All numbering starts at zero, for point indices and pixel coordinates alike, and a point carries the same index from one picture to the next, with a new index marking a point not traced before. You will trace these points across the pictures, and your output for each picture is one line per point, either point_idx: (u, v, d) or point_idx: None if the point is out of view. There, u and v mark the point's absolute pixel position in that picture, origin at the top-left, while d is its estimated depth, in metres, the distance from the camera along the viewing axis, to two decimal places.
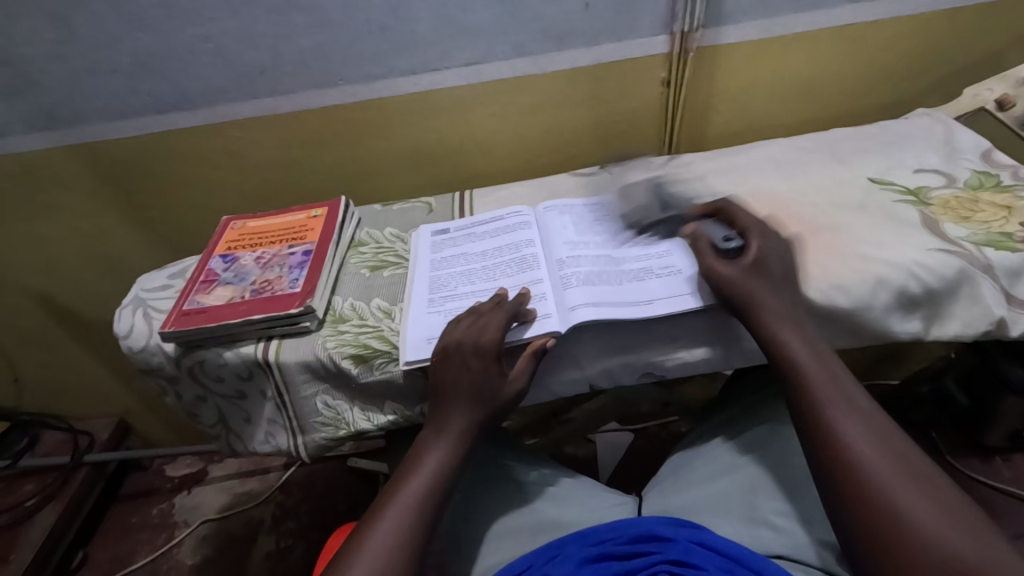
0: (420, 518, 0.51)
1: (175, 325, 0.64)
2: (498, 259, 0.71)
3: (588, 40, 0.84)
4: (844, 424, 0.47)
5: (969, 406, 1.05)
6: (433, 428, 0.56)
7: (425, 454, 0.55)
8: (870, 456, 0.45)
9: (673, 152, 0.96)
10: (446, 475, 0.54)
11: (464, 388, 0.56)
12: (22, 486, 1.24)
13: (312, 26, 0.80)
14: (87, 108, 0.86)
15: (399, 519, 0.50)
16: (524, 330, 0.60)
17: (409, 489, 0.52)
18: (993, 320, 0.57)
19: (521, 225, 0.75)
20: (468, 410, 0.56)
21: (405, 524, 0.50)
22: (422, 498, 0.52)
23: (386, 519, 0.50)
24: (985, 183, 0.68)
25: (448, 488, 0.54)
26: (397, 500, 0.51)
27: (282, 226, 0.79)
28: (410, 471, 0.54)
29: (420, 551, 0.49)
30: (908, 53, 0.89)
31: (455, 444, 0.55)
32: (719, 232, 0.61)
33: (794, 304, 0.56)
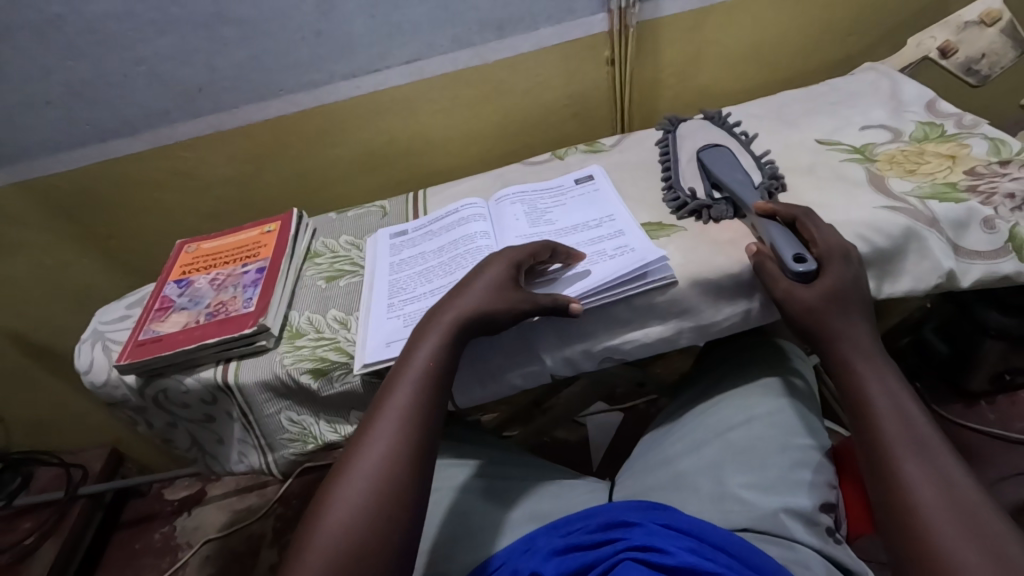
0: (414, 419, 0.50)
1: (132, 357, 0.64)
2: (450, 256, 0.70)
3: (526, 26, 0.82)
4: (874, 408, 0.47)
5: (948, 354, 1.05)
6: (420, 335, 0.56)
7: (412, 356, 0.54)
8: (906, 456, 0.43)
9: (627, 131, 0.95)
10: (437, 374, 0.53)
11: (462, 292, 0.57)
12: (20, 525, 1.24)
13: (244, 39, 0.79)
14: (29, 143, 0.84)
15: (392, 421, 0.50)
16: (566, 271, 0.62)
17: (399, 393, 0.51)
18: (943, 273, 0.57)
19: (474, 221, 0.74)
20: (457, 312, 0.55)
21: (399, 425, 0.49)
22: (419, 382, 0.52)
23: (380, 422, 0.50)
24: (930, 134, 0.67)
25: (441, 389, 0.53)
26: (388, 405, 0.51)
27: (236, 245, 0.78)
28: (399, 377, 0.53)
29: (417, 447, 0.49)
30: (852, 8, 0.88)
31: (442, 344, 0.54)
32: (790, 249, 0.55)
33: (869, 325, 0.52)
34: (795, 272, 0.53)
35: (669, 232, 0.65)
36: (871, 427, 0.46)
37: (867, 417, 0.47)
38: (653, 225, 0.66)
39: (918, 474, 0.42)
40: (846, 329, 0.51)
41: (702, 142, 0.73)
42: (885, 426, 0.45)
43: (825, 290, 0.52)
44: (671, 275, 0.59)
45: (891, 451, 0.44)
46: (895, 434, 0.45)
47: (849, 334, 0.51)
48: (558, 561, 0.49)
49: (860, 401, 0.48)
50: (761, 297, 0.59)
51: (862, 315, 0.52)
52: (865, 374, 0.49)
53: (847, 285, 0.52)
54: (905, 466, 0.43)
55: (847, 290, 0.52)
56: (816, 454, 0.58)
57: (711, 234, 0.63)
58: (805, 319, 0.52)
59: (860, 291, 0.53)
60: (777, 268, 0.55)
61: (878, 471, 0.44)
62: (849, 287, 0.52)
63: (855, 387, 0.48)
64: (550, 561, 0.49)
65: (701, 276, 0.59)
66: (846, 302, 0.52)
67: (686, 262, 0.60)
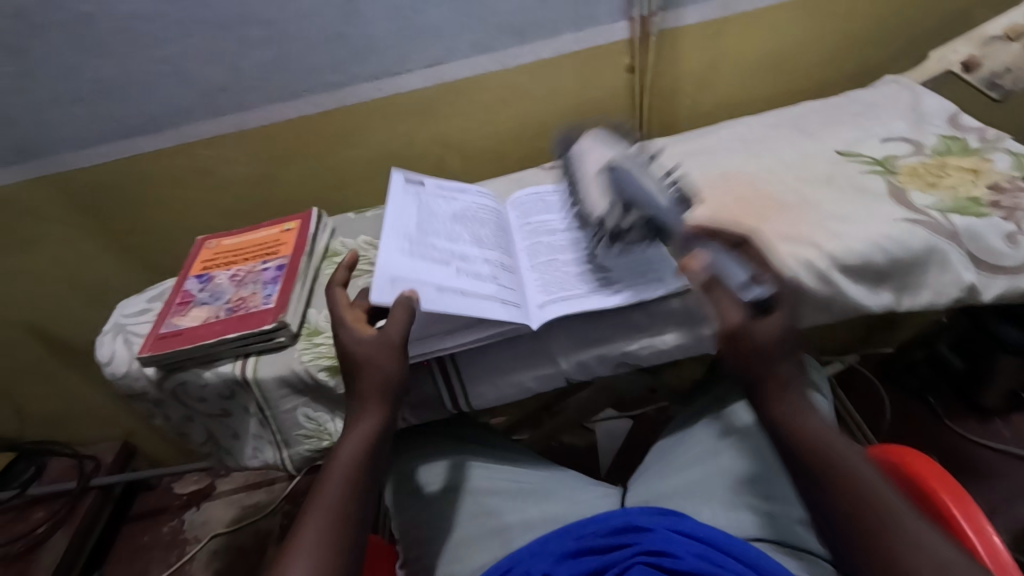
0: (340, 520, 0.50)
1: (153, 350, 0.65)
2: (443, 250, 0.61)
3: (547, 31, 0.83)
4: (855, 491, 0.46)
5: (963, 368, 1.04)
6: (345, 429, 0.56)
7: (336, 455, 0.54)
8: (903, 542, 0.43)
9: (644, 138, 0.95)
10: (360, 469, 0.54)
11: (361, 365, 0.56)
12: (32, 515, 1.26)
13: (269, 40, 0.80)
14: (56, 138, 0.86)
15: (326, 511, 0.50)
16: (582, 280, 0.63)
17: (331, 482, 0.52)
18: (964, 286, 0.57)
19: (444, 215, 0.67)
20: (372, 399, 0.55)
21: (333, 513, 0.50)
22: (354, 468, 0.53)
23: (303, 531, 0.49)
24: (952, 148, 0.67)
25: (371, 472, 0.54)
26: (322, 496, 0.52)
27: (256, 242, 0.79)
28: (329, 467, 0.54)
29: (346, 547, 0.49)
30: (873, 20, 0.89)
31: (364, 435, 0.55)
32: (738, 274, 0.57)
33: None
34: (746, 296, 0.56)
35: None
36: (848, 502, 0.46)
37: (848, 493, 0.46)
38: None
39: (915, 540, 0.42)
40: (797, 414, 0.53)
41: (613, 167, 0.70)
42: (871, 498, 0.45)
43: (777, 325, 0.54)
44: (686, 285, 0.58)
45: (886, 523, 0.44)
46: (876, 507, 0.45)
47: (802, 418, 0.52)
48: (570, 564, 0.50)
49: (833, 479, 0.48)
50: None
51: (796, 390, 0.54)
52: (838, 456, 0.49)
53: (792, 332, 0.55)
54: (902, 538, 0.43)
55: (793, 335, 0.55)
56: None
57: (732, 242, 0.62)
58: (755, 357, 0.54)
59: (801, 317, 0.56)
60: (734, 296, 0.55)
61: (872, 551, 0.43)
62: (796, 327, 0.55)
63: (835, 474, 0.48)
64: (562, 564, 0.50)
65: (717, 284, 0.58)
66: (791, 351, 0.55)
67: (702, 271, 0.60)
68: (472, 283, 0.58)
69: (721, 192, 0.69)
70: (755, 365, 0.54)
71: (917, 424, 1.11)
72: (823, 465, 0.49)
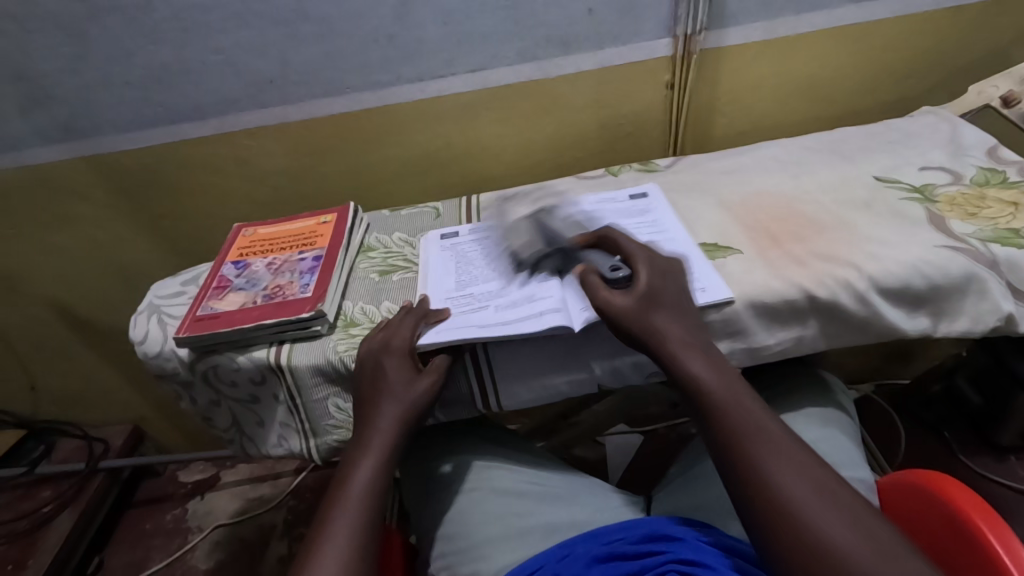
0: (358, 539, 0.50)
1: (189, 331, 0.65)
2: (489, 292, 0.66)
3: (592, 44, 0.84)
4: (749, 432, 0.47)
5: (980, 403, 1.01)
6: (359, 449, 0.57)
7: (350, 479, 0.54)
8: (786, 472, 0.44)
9: (678, 154, 0.96)
10: (375, 494, 0.54)
11: (388, 388, 0.58)
12: (39, 493, 1.26)
13: (321, 37, 0.82)
14: (101, 119, 0.87)
15: (348, 524, 0.51)
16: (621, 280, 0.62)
17: (349, 496, 0.53)
18: (1002, 315, 0.58)
19: (489, 254, 0.73)
20: (393, 421, 0.57)
21: (356, 526, 0.51)
22: (370, 486, 0.54)
23: (331, 541, 0.50)
24: (991, 179, 0.68)
25: (385, 491, 0.55)
26: (341, 509, 0.52)
27: (292, 232, 0.80)
28: (343, 485, 0.54)
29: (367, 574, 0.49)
30: (912, 52, 0.90)
31: (383, 460, 0.56)
32: (605, 264, 0.61)
33: None
34: (609, 279, 0.59)
35: (725, 254, 0.65)
36: (723, 423, 0.48)
37: (736, 427, 0.48)
38: (710, 245, 0.66)
39: (767, 450, 0.46)
40: (685, 354, 0.52)
41: (648, 215, 0.73)
42: (753, 426, 0.47)
43: (638, 288, 0.56)
44: (728, 295, 0.59)
45: (760, 448, 0.46)
46: (755, 431, 0.47)
47: (688, 357, 0.52)
48: (602, 568, 0.51)
49: (719, 409, 0.49)
50: (815, 324, 0.60)
51: (699, 349, 0.53)
52: (740, 407, 0.49)
53: (657, 287, 0.56)
54: (767, 458, 0.45)
55: (659, 290, 0.56)
56: (857, 487, 0.60)
57: (770, 258, 0.63)
58: (633, 310, 0.54)
59: (675, 281, 0.58)
60: (598, 279, 0.58)
61: (748, 479, 0.45)
62: (667, 282, 0.58)
63: (729, 416, 0.48)
64: (593, 568, 0.51)
65: (755, 299, 0.59)
66: (656, 301, 0.55)
67: (741, 285, 0.60)
68: (518, 309, 0.62)
69: (759, 209, 0.70)
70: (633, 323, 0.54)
71: (933, 456, 1.10)
72: (713, 399, 0.50)
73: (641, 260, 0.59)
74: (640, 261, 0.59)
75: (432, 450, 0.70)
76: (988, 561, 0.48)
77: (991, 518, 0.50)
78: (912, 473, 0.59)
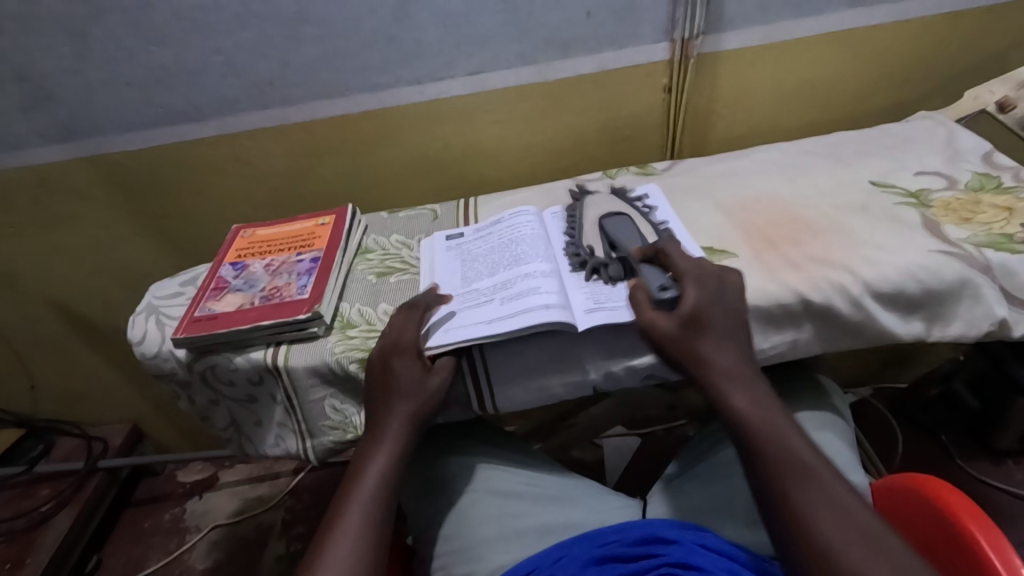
0: (368, 538, 0.51)
1: (187, 331, 0.66)
2: (489, 287, 0.66)
3: (590, 47, 0.85)
4: (788, 474, 0.48)
5: (978, 408, 1.02)
6: (368, 449, 0.58)
7: (361, 477, 0.56)
8: (824, 517, 0.45)
9: (676, 157, 0.97)
10: (384, 496, 0.55)
11: (399, 390, 0.58)
12: (38, 492, 1.26)
13: (321, 40, 0.82)
14: (102, 120, 0.88)
15: (359, 523, 0.52)
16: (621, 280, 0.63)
17: (360, 495, 0.54)
18: (996, 320, 0.58)
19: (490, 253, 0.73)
20: (403, 424, 0.58)
21: (367, 525, 0.52)
22: (380, 485, 0.55)
23: (341, 538, 0.51)
24: (986, 185, 0.68)
25: (394, 491, 0.56)
26: (353, 506, 0.53)
27: (291, 233, 0.81)
28: (355, 484, 0.55)
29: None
30: (909, 57, 0.90)
31: (391, 461, 0.57)
32: (656, 281, 0.61)
33: None
34: (658, 298, 0.59)
35: (721, 257, 0.65)
36: (766, 460, 0.49)
37: (777, 465, 0.48)
38: (705, 248, 0.67)
39: (807, 496, 0.46)
40: (732, 387, 0.53)
41: (647, 217, 0.73)
42: (793, 462, 0.48)
43: (682, 313, 0.56)
44: (725, 296, 0.59)
45: (796, 489, 0.47)
46: (795, 468, 0.48)
47: (734, 389, 0.53)
48: (597, 570, 0.52)
49: (760, 442, 0.50)
50: (810, 328, 0.60)
51: (749, 381, 0.54)
52: (780, 443, 0.50)
53: (704, 310, 0.56)
54: (805, 498, 0.46)
55: (705, 313, 0.56)
56: (851, 490, 0.60)
57: (765, 262, 0.63)
58: (678, 337, 0.55)
59: (727, 302, 0.57)
60: (644, 299, 0.59)
61: (789, 519, 0.46)
62: (715, 299, 0.57)
63: (770, 453, 0.49)
64: (589, 570, 0.52)
65: (751, 302, 0.59)
66: (701, 327, 0.55)
67: None
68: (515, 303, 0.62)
69: (754, 213, 0.70)
70: (677, 351, 0.55)
71: (929, 460, 1.10)
72: (755, 432, 0.51)
73: (693, 278, 0.58)
74: (693, 280, 0.58)
75: (425, 450, 0.69)
76: (979, 564, 0.49)
77: (984, 525, 0.50)
78: (904, 476, 0.60)
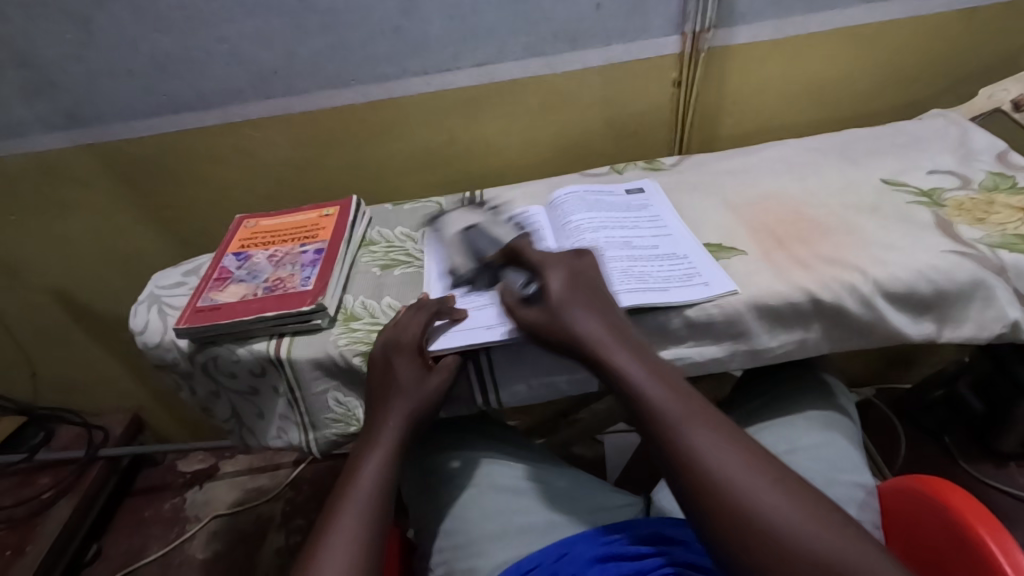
0: (365, 536, 0.50)
1: (189, 322, 0.65)
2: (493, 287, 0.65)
3: (599, 40, 0.84)
4: (679, 421, 0.46)
5: (983, 410, 1.01)
6: (364, 448, 0.57)
7: (358, 475, 0.55)
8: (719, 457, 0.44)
9: (684, 153, 0.96)
10: (381, 495, 0.54)
11: (398, 387, 0.58)
12: (39, 480, 1.26)
13: (326, 29, 0.81)
14: (105, 108, 0.87)
15: (355, 520, 0.51)
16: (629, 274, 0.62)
17: (356, 493, 0.53)
18: (1008, 323, 0.57)
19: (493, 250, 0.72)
20: (401, 422, 0.58)
21: (364, 522, 0.51)
22: (378, 483, 0.55)
23: (337, 535, 0.50)
24: (1000, 185, 0.67)
25: (392, 489, 0.55)
26: (348, 504, 0.53)
27: (295, 224, 0.80)
28: (351, 481, 0.55)
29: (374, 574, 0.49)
30: (923, 54, 0.89)
31: (388, 460, 0.56)
32: (519, 281, 0.63)
33: None
34: (523, 295, 0.61)
35: (730, 254, 0.64)
36: (654, 416, 0.48)
37: (666, 420, 0.47)
38: (715, 245, 0.66)
39: (705, 439, 0.45)
40: (616, 354, 0.52)
41: (652, 211, 0.72)
42: (681, 415, 0.47)
43: (549, 299, 0.56)
44: (734, 290, 0.59)
45: (688, 433, 0.46)
46: (684, 418, 0.47)
47: (618, 352, 0.52)
48: (601, 569, 0.51)
49: (647, 403, 0.48)
50: (819, 328, 0.60)
51: (627, 344, 0.53)
52: (669, 395, 0.48)
53: (567, 292, 0.56)
54: (693, 439, 0.45)
55: (568, 295, 0.56)
56: (858, 491, 0.59)
57: (775, 260, 0.62)
58: (547, 321, 0.55)
59: (587, 280, 0.58)
60: (513, 296, 0.59)
61: (686, 468, 0.44)
62: (575, 279, 0.58)
63: (659, 408, 0.48)
64: (593, 569, 0.51)
65: (761, 301, 0.58)
66: (568, 306, 0.55)
67: (746, 286, 0.60)
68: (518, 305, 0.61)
69: (763, 211, 0.70)
70: (557, 330, 0.54)
71: (933, 463, 1.09)
72: (640, 398, 0.49)
73: (548, 267, 0.59)
74: (546, 267, 0.59)
75: (429, 446, 0.69)
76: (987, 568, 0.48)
77: (993, 528, 0.50)
78: (911, 479, 0.59)
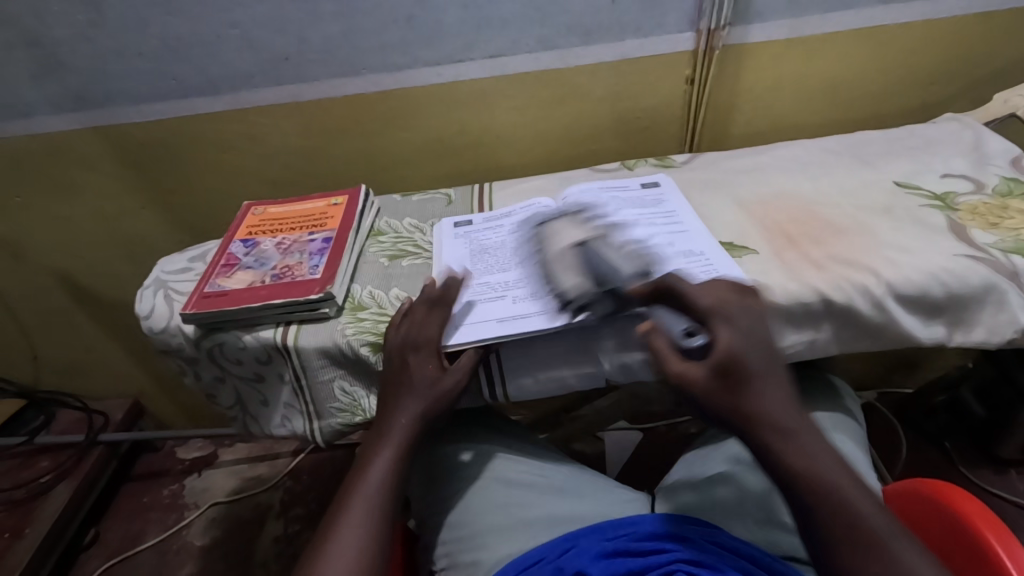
0: (369, 535, 0.51)
1: (196, 307, 0.65)
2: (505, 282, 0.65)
3: (613, 35, 0.83)
4: (860, 538, 0.44)
5: (984, 415, 1.02)
6: (375, 442, 0.57)
7: (366, 470, 0.55)
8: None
9: (694, 150, 0.95)
10: (387, 492, 0.54)
11: (410, 385, 0.57)
12: (39, 463, 1.26)
13: (339, 16, 0.81)
14: (114, 90, 0.86)
15: (359, 518, 0.52)
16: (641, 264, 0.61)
17: (361, 491, 0.54)
18: (1020, 328, 0.57)
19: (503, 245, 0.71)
20: (412, 419, 0.57)
21: (369, 523, 0.52)
22: (384, 480, 0.54)
23: (341, 533, 0.51)
24: (1014, 190, 0.67)
25: (399, 484, 0.55)
26: (354, 503, 0.53)
27: (303, 212, 0.79)
28: (359, 477, 0.55)
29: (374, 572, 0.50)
30: (937, 57, 0.89)
31: (396, 459, 0.56)
32: (677, 324, 0.54)
33: None
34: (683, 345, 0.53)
35: (741, 253, 0.64)
36: (834, 523, 0.45)
37: (846, 530, 0.45)
38: (726, 244, 0.65)
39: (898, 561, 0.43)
40: (792, 444, 0.48)
41: (665, 207, 0.72)
42: (861, 531, 0.44)
43: (716, 363, 0.49)
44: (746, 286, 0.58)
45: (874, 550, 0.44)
46: (874, 534, 0.44)
47: (797, 434, 0.48)
48: (607, 563, 0.50)
49: (823, 507, 0.46)
50: (829, 329, 0.59)
51: (795, 415, 0.49)
52: (845, 497, 0.46)
53: (738, 355, 0.50)
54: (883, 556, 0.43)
55: (739, 360, 0.49)
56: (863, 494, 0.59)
57: (787, 260, 0.62)
58: (720, 392, 0.49)
59: (760, 335, 0.52)
60: (669, 346, 0.52)
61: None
62: (751, 333, 0.51)
63: (835, 514, 0.45)
64: (598, 562, 0.50)
65: (773, 300, 0.58)
66: (740, 376, 0.49)
67: (758, 284, 0.59)
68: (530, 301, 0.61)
69: (775, 210, 0.69)
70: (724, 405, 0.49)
71: (934, 467, 1.09)
72: (814, 493, 0.46)
73: (723, 317, 0.52)
74: (721, 316, 0.52)
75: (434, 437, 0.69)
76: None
77: (1003, 537, 0.49)
78: (921, 483, 0.59)
